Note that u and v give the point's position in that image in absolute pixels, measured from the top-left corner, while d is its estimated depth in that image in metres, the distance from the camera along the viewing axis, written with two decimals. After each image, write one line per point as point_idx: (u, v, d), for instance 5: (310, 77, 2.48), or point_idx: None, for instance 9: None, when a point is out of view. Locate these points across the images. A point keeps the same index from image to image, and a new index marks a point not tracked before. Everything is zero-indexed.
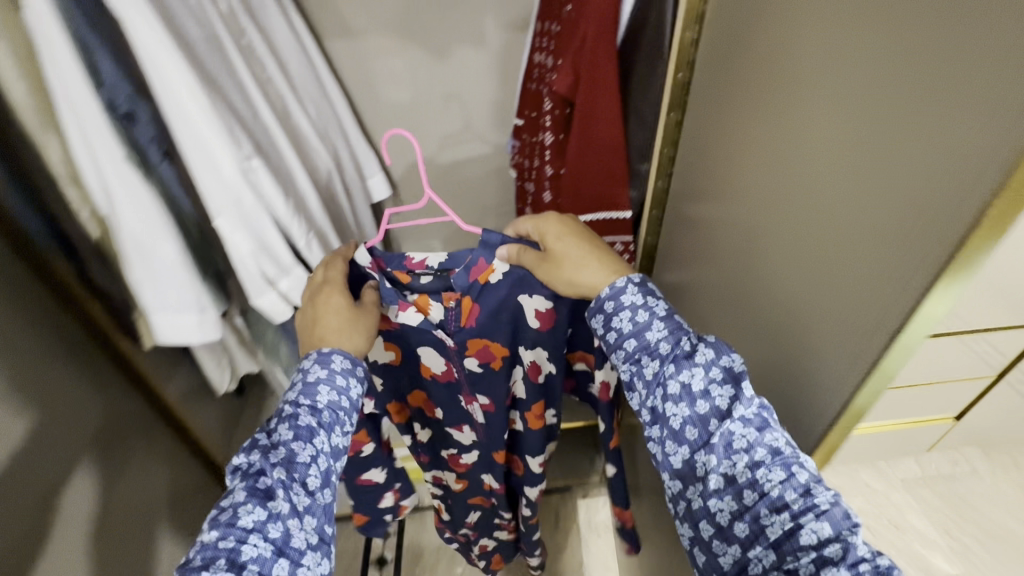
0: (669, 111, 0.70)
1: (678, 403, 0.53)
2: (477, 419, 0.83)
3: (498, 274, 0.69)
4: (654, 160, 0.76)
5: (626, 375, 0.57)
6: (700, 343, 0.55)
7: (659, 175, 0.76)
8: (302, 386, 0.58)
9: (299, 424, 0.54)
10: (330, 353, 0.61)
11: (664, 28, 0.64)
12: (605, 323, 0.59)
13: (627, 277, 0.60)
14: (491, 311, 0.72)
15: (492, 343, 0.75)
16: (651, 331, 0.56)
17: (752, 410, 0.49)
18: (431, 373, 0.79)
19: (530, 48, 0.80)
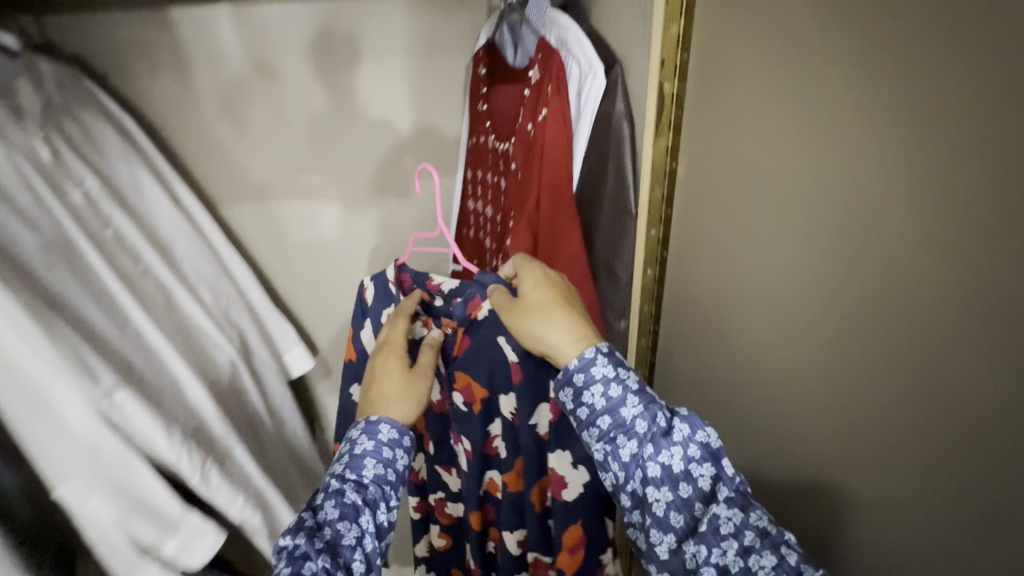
0: (649, 227, 0.82)
1: (661, 489, 0.64)
2: (462, 461, 0.97)
3: (484, 314, 0.85)
4: (643, 246, 0.84)
5: (604, 454, 0.68)
6: (676, 420, 0.66)
7: (648, 262, 0.85)
8: (348, 463, 0.74)
9: (346, 502, 0.70)
10: (377, 423, 0.79)
11: (629, 192, 0.82)
12: (578, 397, 0.69)
13: (595, 348, 0.70)
14: (475, 352, 0.89)
15: (475, 384, 0.91)
16: (624, 408, 0.67)
17: (733, 490, 0.64)
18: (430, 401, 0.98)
19: (470, 147, 1.08)
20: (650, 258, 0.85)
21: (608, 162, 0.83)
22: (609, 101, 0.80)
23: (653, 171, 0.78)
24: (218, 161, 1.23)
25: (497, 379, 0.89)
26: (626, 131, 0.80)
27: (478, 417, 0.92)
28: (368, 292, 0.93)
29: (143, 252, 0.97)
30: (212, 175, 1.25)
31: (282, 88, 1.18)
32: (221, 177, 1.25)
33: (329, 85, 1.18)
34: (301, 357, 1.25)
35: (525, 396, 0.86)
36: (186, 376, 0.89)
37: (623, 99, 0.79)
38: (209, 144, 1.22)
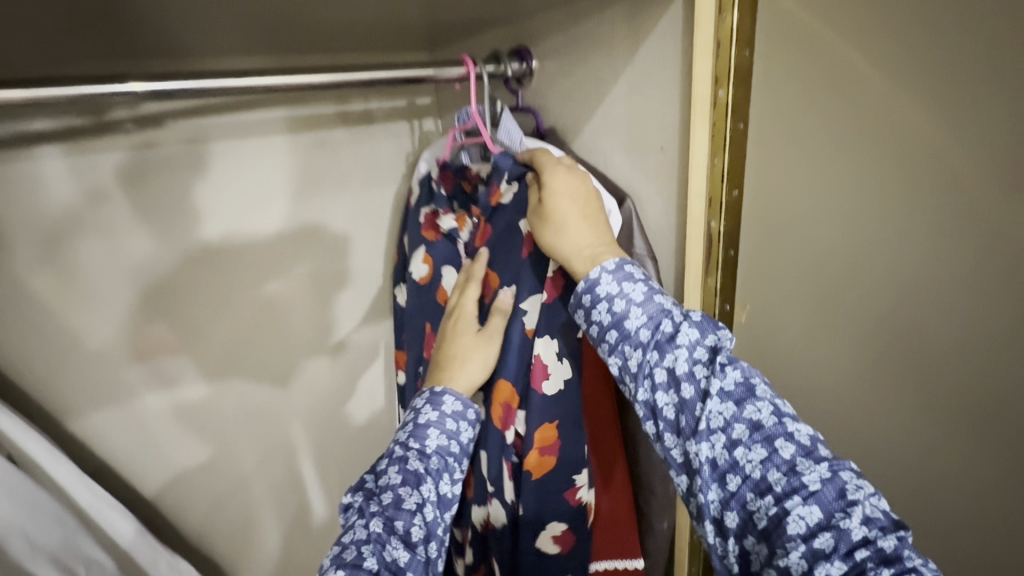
0: None
1: (667, 389, 0.46)
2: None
3: (506, 199, 0.65)
4: None
5: (617, 369, 0.50)
6: (681, 323, 0.47)
7: None
8: (412, 429, 0.59)
9: (410, 467, 0.54)
10: (443, 394, 0.61)
11: None
12: (585, 317, 0.51)
13: (600, 267, 0.51)
14: (495, 248, 0.67)
15: (489, 274, 0.68)
16: (630, 318, 0.49)
17: (733, 382, 0.43)
18: (445, 299, 0.76)
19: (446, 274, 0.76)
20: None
21: None
22: (625, 239, 0.61)
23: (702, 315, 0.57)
24: (68, 376, 0.78)
25: (497, 266, 0.66)
26: (651, 269, 0.60)
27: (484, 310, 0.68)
28: (414, 197, 0.81)
29: None
30: (75, 393, 0.79)
31: (118, 246, 0.78)
32: (81, 399, 0.79)
33: (197, 242, 0.84)
34: None
35: (529, 274, 0.62)
36: None
37: (641, 239, 0.60)
38: (37, 348, 0.75)
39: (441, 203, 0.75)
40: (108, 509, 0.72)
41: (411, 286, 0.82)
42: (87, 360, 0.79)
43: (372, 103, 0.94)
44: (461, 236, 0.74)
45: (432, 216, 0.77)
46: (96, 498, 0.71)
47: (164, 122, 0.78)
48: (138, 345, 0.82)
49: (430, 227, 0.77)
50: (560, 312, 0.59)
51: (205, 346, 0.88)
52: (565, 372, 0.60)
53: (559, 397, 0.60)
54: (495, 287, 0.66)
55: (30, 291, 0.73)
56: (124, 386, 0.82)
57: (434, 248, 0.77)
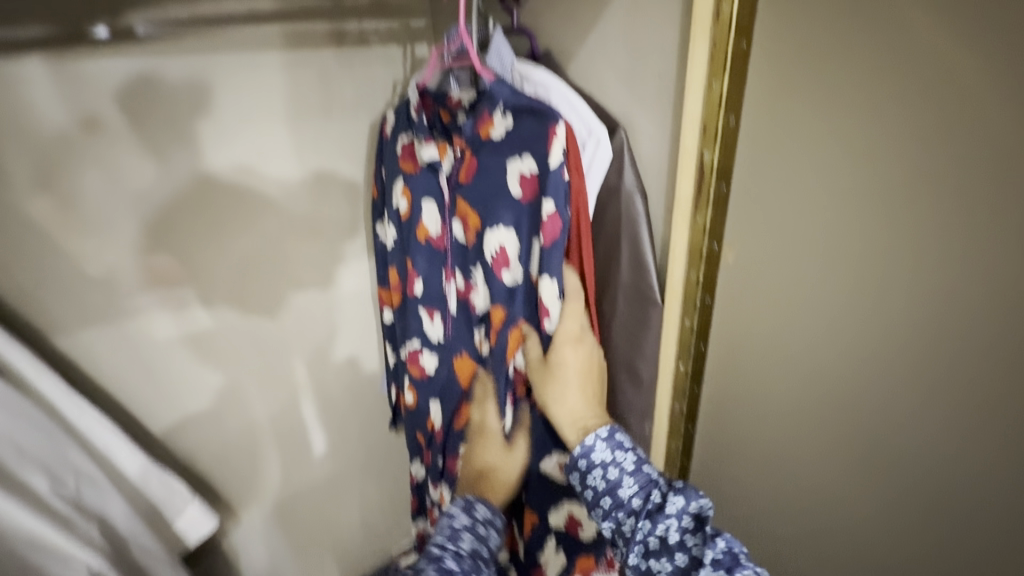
0: (682, 316, 0.59)
1: (659, 558, 0.49)
2: (450, 305, 0.72)
3: (498, 134, 0.60)
4: (674, 299, 0.58)
5: (610, 531, 0.53)
6: (669, 492, 0.51)
7: (687, 312, 0.58)
8: (449, 533, 0.59)
9: (445, 567, 0.55)
10: (475, 503, 0.62)
11: (651, 276, 0.59)
12: (580, 481, 0.55)
13: (595, 432, 0.55)
14: (480, 186, 0.63)
15: (472, 215, 0.65)
16: (623, 488, 0.52)
17: (721, 549, 0.47)
18: (427, 236, 0.73)
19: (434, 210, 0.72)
20: (683, 351, 0.61)
21: (618, 244, 0.59)
22: (614, 174, 0.58)
23: (688, 254, 0.55)
24: (59, 299, 0.76)
25: (484, 205, 0.63)
26: (640, 208, 0.58)
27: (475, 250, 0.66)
28: (392, 125, 0.78)
29: None
30: (68, 319, 0.78)
31: (103, 165, 0.74)
32: (74, 324, 0.78)
33: (185, 167, 0.81)
34: (202, 519, 0.87)
35: (527, 219, 0.59)
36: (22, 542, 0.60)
37: (631, 173, 0.57)
38: (29, 272, 0.73)
39: (422, 130, 0.69)
40: (110, 436, 0.76)
41: (392, 219, 0.79)
42: (81, 285, 0.77)
43: (364, 26, 0.90)
44: (441, 168, 0.69)
45: (410, 147, 0.73)
46: (98, 426, 0.75)
47: (143, 36, 0.73)
48: (128, 270, 0.80)
49: (408, 158, 0.72)
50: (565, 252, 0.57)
51: (198, 277, 0.87)
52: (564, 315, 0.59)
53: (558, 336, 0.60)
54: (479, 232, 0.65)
55: (18, 209, 0.71)
56: (118, 312, 0.81)
57: (413, 180, 0.73)
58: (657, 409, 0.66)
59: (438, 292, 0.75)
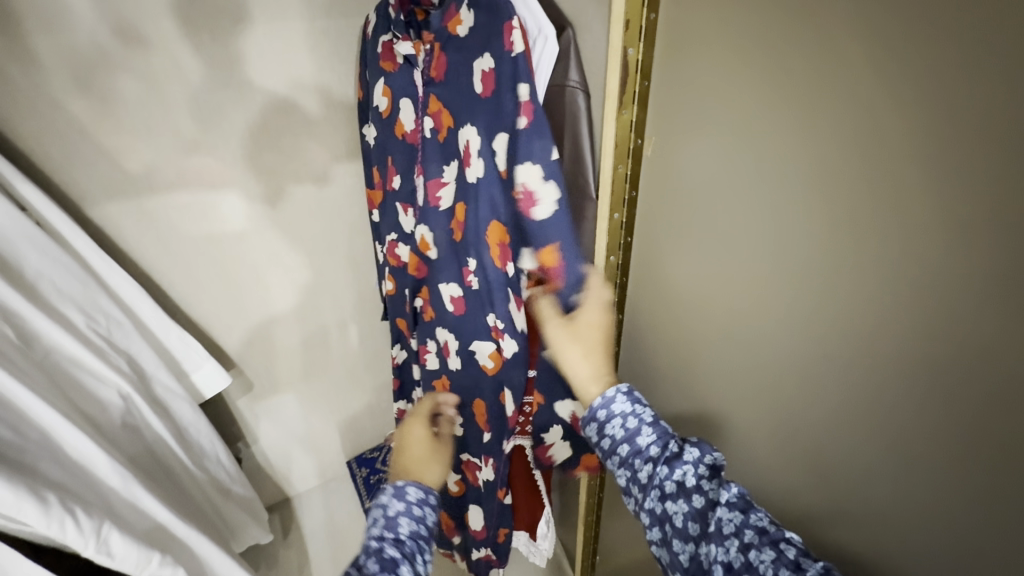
0: (612, 210, 0.65)
1: (675, 499, 0.49)
2: (418, 198, 0.80)
3: (464, 32, 0.66)
4: (606, 191, 0.64)
5: (627, 480, 0.55)
6: (686, 442, 0.52)
7: (615, 205, 0.64)
8: (385, 521, 0.58)
9: (386, 554, 0.53)
10: (407, 486, 0.62)
11: (587, 170, 0.65)
12: (598, 431, 0.57)
13: (616, 387, 0.59)
14: (447, 82, 0.70)
15: (444, 111, 0.72)
16: (642, 436, 0.54)
17: (735, 494, 0.47)
18: (404, 133, 0.80)
19: (411, 108, 0.78)
20: (613, 244, 0.67)
21: (561, 139, 0.65)
22: (561, 71, 0.63)
23: (615, 149, 0.60)
24: (92, 178, 0.88)
25: (451, 99, 0.70)
26: (582, 104, 0.63)
27: (448, 146, 0.73)
28: (373, 26, 0.82)
29: (30, 265, 0.75)
30: (95, 192, 0.89)
31: (120, 55, 0.83)
32: (100, 198, 0.90)
33: (190, 59, 0.88)
34: (215, 374, 1.03)
35: (486, 111, 0.65)
36: (72, 362, 0.77)
37: (576, 72, 0.62)
38: (64, 151, 0.85)
39: (398, 27, 0.74)
40: (134, 293, 0.90)
41: (375, 119, 0.86)
42: (106, 163, 0.88)
43: None
44: (416, 65, 0.75)
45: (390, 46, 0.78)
46: (122, 282, 0.89)
47: None
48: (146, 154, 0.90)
49: (387, 58, 0.78)
50: (539, 135, 0.61)
51: (208, 164, 0.96)
52: (553, 195, 0.63)
53: (548, 221, 0.65)
54: (451, 128, 0.71)
55: (49, 92, 0.81)
56: (136, 190, 0.92)
57: (395, 79, 0.79)
58: None
59: (410, 189, 0.83)
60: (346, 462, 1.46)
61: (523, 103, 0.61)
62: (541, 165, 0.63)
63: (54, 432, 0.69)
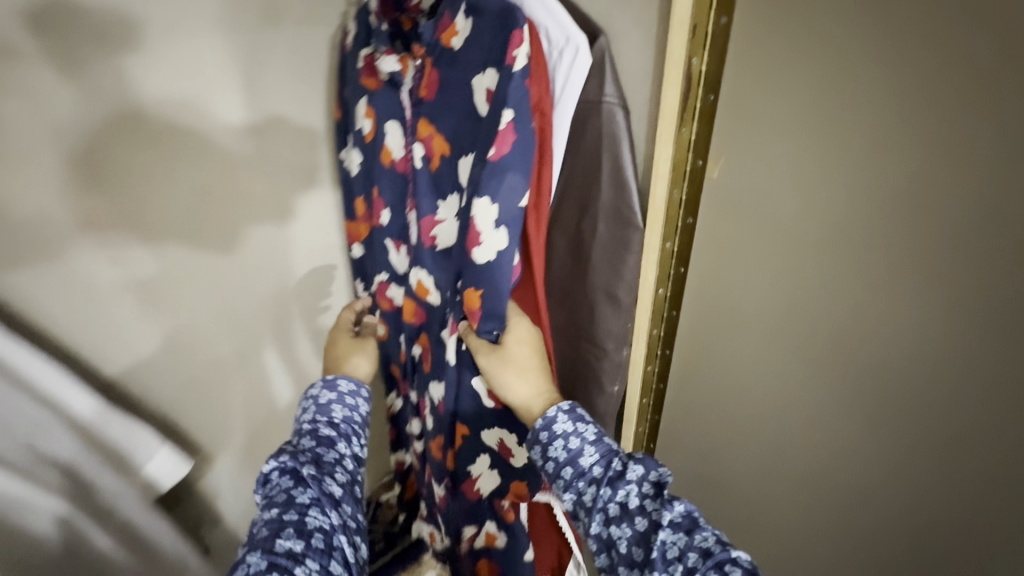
0: (664, 239, 0.57)
1: (619, 523, 0.44)
2: (412, 236, 0.68)
3: (459, 46, 0.55)
4: (658, 217, 0.56)
5: (571, 505, 0.49)
6: (630, 459, 0.47)
7: (668, 233, 0.56)
8: (317, 408, 0.63)
9: (321, 432, 0.58)
10: (337, 379, 0.68)
11: (632, 195, 0.57)
12: (542, 455, 0.52)
13: (558, 404, 0.54)
14: (442, 101, 0.59)
15: (437, 136, 0.61)
16: (586, 457, 0.49)
17: (681, 513, 0.42)
18: (391, 160, 0.68)
19: (403, 132, 0.66)
20: (662, 275, 0.60)
21: (599, 163, 0.56)
22: (594, 86, 0.54)
23: (671, 171, 0.52)
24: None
25: (450, 122, 0.59)
26: (622, 123, 0.54)
27: (443, 178, 0.62)
28: (352, 38, 0.70)
29: None
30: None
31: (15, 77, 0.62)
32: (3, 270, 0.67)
33: (97, 77, 0.67)
34: (173, 462, 0.84)
35: (483, 133, 0.54)
36: None
37: (613, 85, 0.53)
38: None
39: (382, 40, 0.63)
40: (61, 384, 0.71)
41: (355, 144, 0.73)
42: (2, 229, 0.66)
43: None
44: (404, 82, 0.63)
45: (371, 60, 0.66)
46: (52, 371, 0.70)
47: None
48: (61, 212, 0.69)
49: (368, 74, 0.66)
50: (513, 169, 0.52)
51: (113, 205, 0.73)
52: (500, 242, 0.54)
53: (489, 267, 0.56)
54: (446, 155, 0.61)
55: None
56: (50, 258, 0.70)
57: (375, 99, 0.67)
58: (638, 334, 0.65)
59: (402, 224, 0.71)
60: None
61: (502, 132, 0.51)
62: (500, 205, 0.53)
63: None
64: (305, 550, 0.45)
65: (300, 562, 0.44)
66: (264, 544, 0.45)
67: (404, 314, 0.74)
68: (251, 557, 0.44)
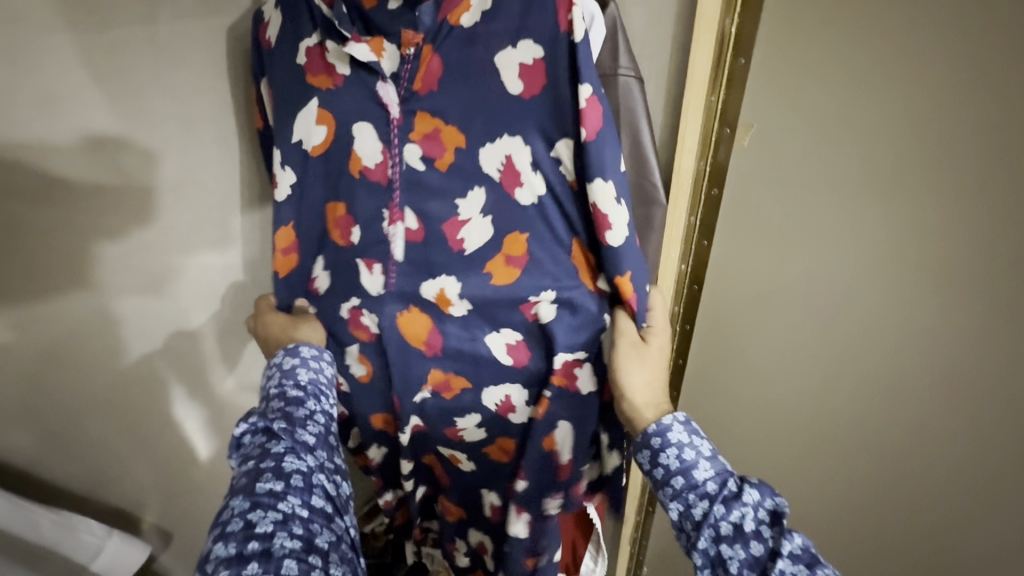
0: (689, 212, 0.56)
1: (732, 543, 0.41)
2: (399, 251, 0.60)
3: (472, 24, 0.50)
4: (687, 191, 0.54)
5: (676, 516, 0.45)
6: (747, 482, 0.43)
7: (693, 207, 0.55)
8: (282, 372, 0.57)
9: (288, 394, 0.54)
10: (298, 345, 0.61)
11: (653, 170, 0.54)
12: (651, 459, 0.48)
13: (673, 413, 0.49)
14: (447, 91, 0.53)
15: (447, 129, 0.55)
16: (701, 470, 0.45)
17: (797, 544, 0.40)
18: (361, 169, 0.59)
19: (377, 134, 0.57)
20: (686, 251, 0.59)
21: (618, 139, 0.53)
22: (607, 57, 0.50)
23: (698, 143, 0.51)
24: None
25: (464, 111, 0.53)
26: (639, 97, 0.51)
27: (455, 179, 0.56)
28: (278, 33, 0.61)
29: None
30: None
31: None
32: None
33: None
34: (126, 550, 0.72)
35: (531, 118, 0.51)
36: None
37: (627, 55, 0.50)
38: None
39: (347, 26, 0.55)
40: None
41: (293, 155, 0.63)
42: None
43: None
44: (386, 74, 0.55)
45: (322, 56, 0.58)
46: None
47: None
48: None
49: (324, 72, 0.58)
50: (610, 145, 0.48)
51: None
52: (625, 220, 0.50)
53: (626, 247, 0.51)
54: (463, 148, 0.55)
55: None
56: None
57: (333, 99, 0.58)
58: (661, 315, 0.63)
59: (377, 239, 0.61)
60: None
61: (584, 110, 0.47)
62: (616, 181, 0.49)
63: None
64: (285, 488, 0.43)
65: (281, 499, 0.42)
66: (242, 494, 0.43)
67: (407, 334, 0.64)
68: (235, 501, 0.42)
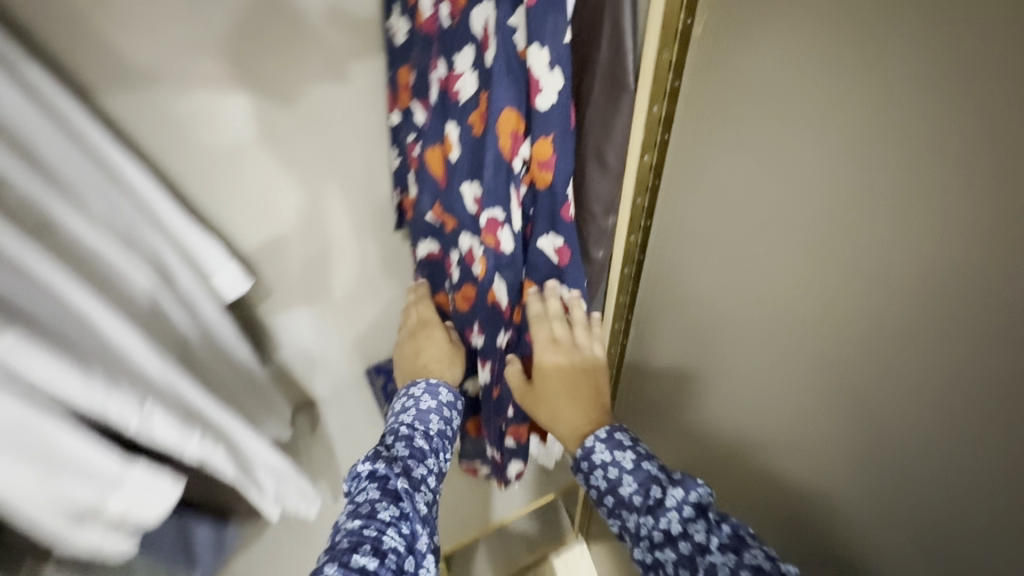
0: (651, 102, 0.61)
1: (663, 548, 0.53)
2: (433, 93, 0.77)
3: None
4: (652, 79, 0.59)
5: (617, 529, 0.59)
6: (666, 488, 0.56)
7: (655, 96, 0.60)
8: (417, 415, 0.76)
9: (414, 444, 0.69)
10: (437, 387, 0.81)
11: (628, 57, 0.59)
12: (585, 479, 0.63)
13: (594, 434, 0.65)
14: None
15: None
16: (624, 487, 0.59)
17: (727, 535, 0.51)
18: (422, 22, 0.74)
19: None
20: (648, 141, 0.64)
21: (601, 20, 0.59)
22: None
23: (662, 30, 0.56)
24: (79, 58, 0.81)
25: None
26: None
27: (460, 35, 0.67)
28: None
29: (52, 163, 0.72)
30: (105, 81, 0.84)
31: None
32: (114, 88, 0.85)
33: None
34: (235, 279, 1.04)
35: None
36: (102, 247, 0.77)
37: None
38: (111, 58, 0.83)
39: None
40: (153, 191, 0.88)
41: (403, 9, 0.81)
42: (108, 56, 0.82)
43: None
44: None
45: None
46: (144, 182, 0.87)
47: None
48: (147, 54, 0.85)
49: None
50: (553, 11, 0.54)
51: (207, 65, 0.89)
52: (557, 85, 0.58)
53: (553, 111, 0.60)
54: (465, 9, 0.65)
55: None
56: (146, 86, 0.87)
57: None
58: (624, 201, 0.71)
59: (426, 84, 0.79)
60: (364, 369, 1.50)
61: None
62: (550, 48, 0.56)
63: (91, 309, 0.68)
64: (377, 567, 0.51)
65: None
66: (348, 551, 0.52)
67: (431, 168, 0.84)
68: (328, 567, 0.50)
